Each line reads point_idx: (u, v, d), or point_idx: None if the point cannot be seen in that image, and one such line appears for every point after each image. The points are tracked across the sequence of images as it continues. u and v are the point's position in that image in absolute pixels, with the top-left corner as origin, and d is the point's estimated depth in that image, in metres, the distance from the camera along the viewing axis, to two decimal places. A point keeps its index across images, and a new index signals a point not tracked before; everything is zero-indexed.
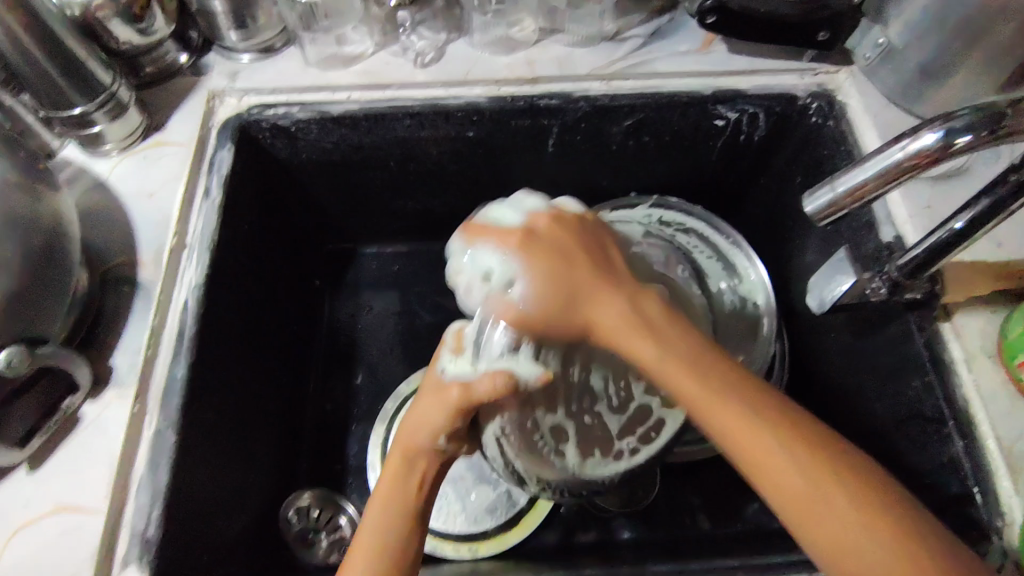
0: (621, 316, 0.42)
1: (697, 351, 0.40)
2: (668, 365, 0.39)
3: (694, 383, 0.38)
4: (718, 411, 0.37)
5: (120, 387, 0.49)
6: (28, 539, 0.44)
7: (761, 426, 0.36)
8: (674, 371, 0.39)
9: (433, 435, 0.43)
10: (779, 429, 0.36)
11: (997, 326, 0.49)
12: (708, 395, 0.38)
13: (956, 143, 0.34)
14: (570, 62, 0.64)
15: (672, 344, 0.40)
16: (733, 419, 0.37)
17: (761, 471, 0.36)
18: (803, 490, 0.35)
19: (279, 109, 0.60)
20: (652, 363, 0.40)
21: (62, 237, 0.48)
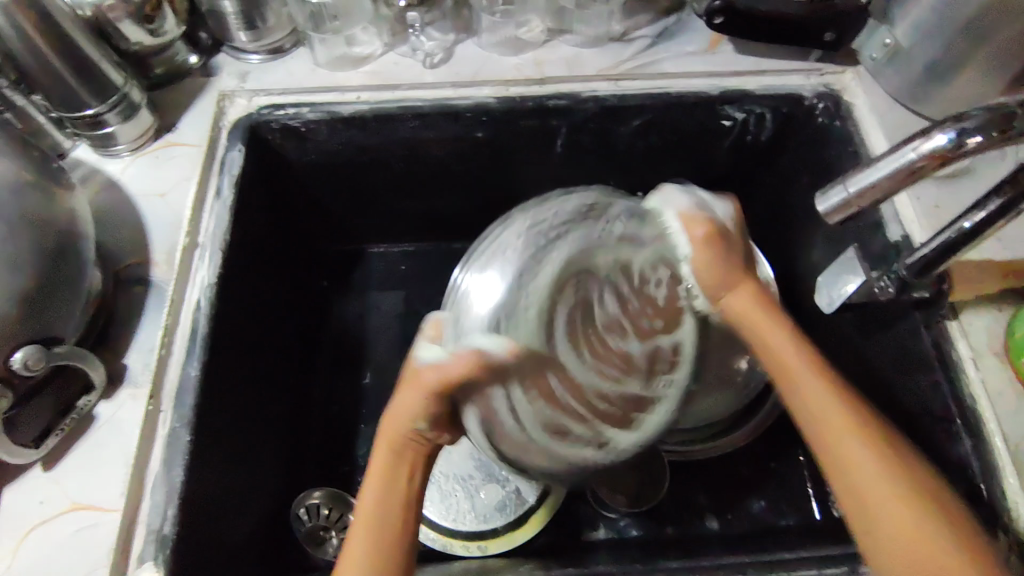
0: (794, 346, 0.43)
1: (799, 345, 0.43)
2: (791, 362, 0.42)
3: (810, 377, 0.41)
4: (822, 401, 0.40)
5: (134, 386, 0.50)
6: (43, 536, 0.44)
7: (852, 427, 0.39)
8: (788, 363, 0.42)
9: (414, 419, 0.41)
10: (873, 441, 0.38)
11: (1003, 326, 0.50)
12: (816, 386, 0.40)
13: (969, 144, 0.35)
14: (578, 62, 0.64)
15: (778, 336, 0.43)
16: (832, 406, 0.40)
17: (843, 466, 0.38)
18: (881, 491, 0.37)
19: (289, 109, 0.60)
20: (781, 367, 0.42)
21: (77, 237, 0.48)
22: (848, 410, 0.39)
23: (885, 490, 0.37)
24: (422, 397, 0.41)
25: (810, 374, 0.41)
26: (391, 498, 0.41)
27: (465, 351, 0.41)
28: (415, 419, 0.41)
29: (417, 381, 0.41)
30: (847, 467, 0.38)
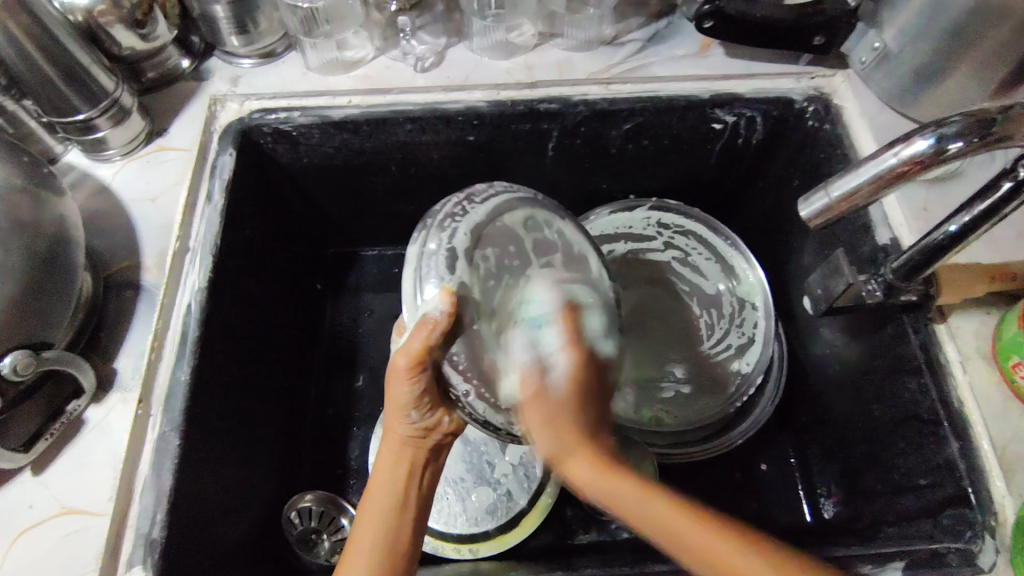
0: (583, 457, 0.39)
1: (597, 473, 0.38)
2: (577, 466, 0.39)
3: (591, 472, 0.38)
4: (616, 490, 0.37)
5: (124, 390, 0.50)
6: (32, 541, 0.45)
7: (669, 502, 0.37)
8: (563, 451, 0.39)
9: (406, 416, 0.44)
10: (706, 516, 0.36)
11: (992, 327, 0.50)
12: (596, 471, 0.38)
13: (948, 150, 0.35)
14: (569, 66, 0.64)
15: (585, 468, 0.39)
16: (622, 483, 0.38)
17: (678, 546, 0.35)
18: (732, 558, 0.34)
19: (280, 113, 0.60)
20: (566, 470, 0.39)
21: (67, 242, 0.48)
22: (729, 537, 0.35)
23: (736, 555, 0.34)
24: (404, 382, 0.42)
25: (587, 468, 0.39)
26: (389, 496, 0.44)
27: (423, 323, 0.40)
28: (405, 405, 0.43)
29: (394, 373, 0.42)
30: (689, 546, 0.35)
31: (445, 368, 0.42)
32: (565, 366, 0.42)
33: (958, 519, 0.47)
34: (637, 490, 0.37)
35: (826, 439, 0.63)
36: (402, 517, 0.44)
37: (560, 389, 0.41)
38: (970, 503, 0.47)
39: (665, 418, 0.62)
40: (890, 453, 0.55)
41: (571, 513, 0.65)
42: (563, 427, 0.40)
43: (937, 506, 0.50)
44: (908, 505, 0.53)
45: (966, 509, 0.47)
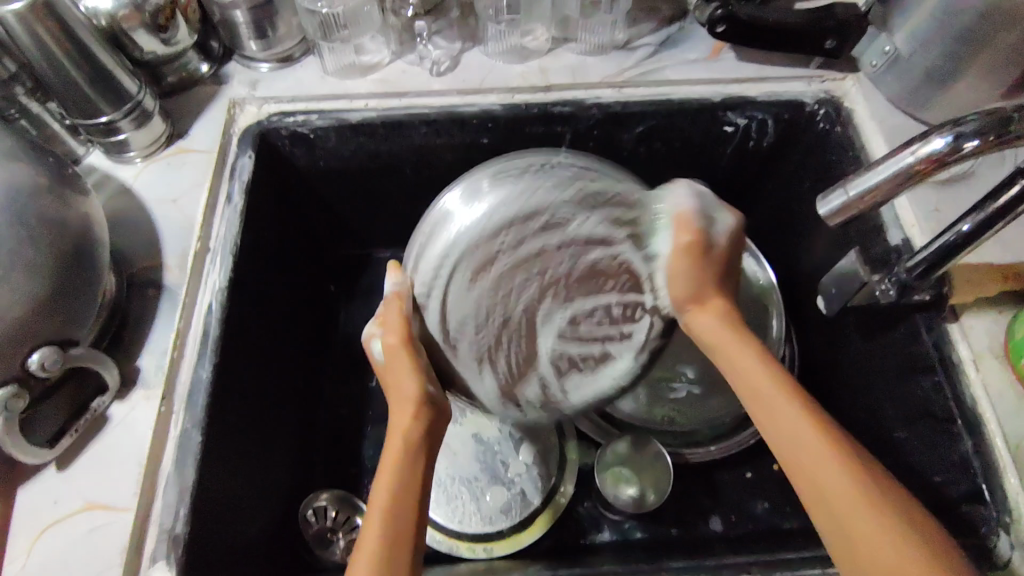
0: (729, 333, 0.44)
1: (743, 342, 0.44)
2: (740, 353, 0.44)
3: (770, 386, 0.41)
4: (787, 414, 0.40)
5: (147, 388, 0.51)
6: (58, 535, 0.45)
7: (826, 441, 0.38)
8: (720, 340, 0.45)
9: (416, 380, 0.44)
10: (861, 467, 0.37)
11: (1004, 327, 0.51)
12: (784, 401, 0.40)
13: (964, 148, 0.36)
14: (582, 70, 0.65)
15: (744, 356, 0.43)
16: (805, 420, 0.39)
17: (796, 454, 0.39)
18: (875, 530, 0.35)
19: (298, 117, 0.61)
20: (738, 380, 0.43)
21: (93, 242, 0.49)
22: (816, 423, 0.39)
23: (871, 523, 0.35)
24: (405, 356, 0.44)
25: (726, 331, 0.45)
26: (413, 483, 0.40)
27: (388, 307, 0.47)
28: (418, 385, 0.43)
29: (394, 355, 0.45)
30: (819, 481, 0.37)
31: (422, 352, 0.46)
32: (676, 233, 0.46)
33: (973, 517, 0.48)
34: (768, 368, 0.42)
35: None
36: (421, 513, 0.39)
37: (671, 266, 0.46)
38: (985, 500, 0.47)
39: (677, 416, 0.66)
40: (904, 452, 0.55)
41: (584, 513, 0.65)
42: (699, 263, 0.46)
43: (952, 504, 0.50)
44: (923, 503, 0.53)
45: (981, 506, 0.47)
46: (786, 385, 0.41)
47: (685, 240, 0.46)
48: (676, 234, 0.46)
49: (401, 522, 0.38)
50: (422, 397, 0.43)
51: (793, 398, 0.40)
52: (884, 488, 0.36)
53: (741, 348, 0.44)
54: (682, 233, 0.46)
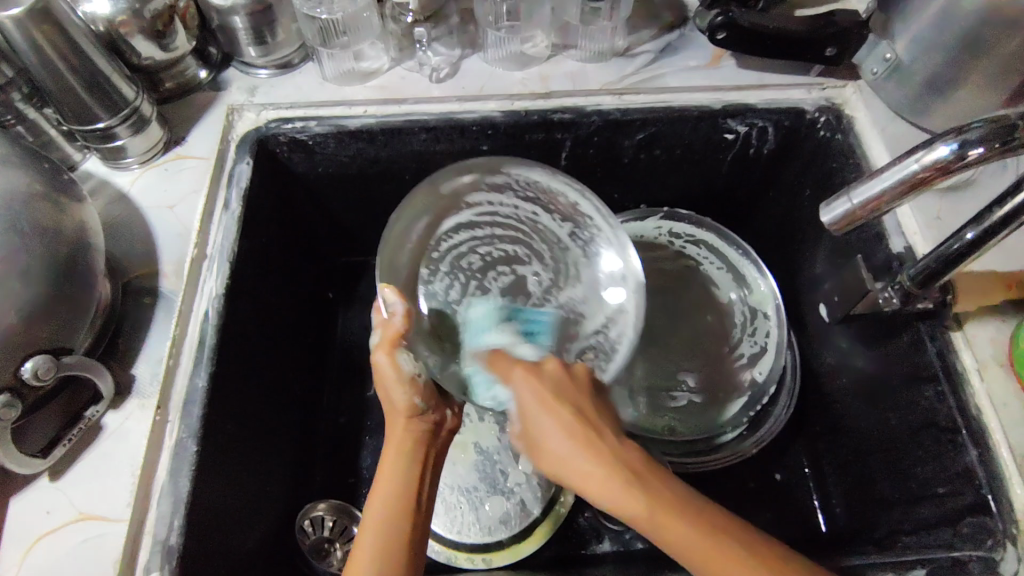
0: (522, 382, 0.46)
1: (562, 439, 0.43)
2: (587, 471, 0.42)
3: (623, 490, 0.40)
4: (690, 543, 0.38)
5: (142, 397, 0.50)
6: (51, 547, 0.44)
7: (695, 529, 0.38)
8: (587, 479, 0.42)
9: (413, 398, 0.47)
10: (744, 559, 0.37)
11: (1006, 336, 0.50)
12: (602, 468, 0.41)
13: (969, 156, 0.35)
14: (583, 77, 0.65)
15: (617, 492, 0.40)
16: (653, 508, 0.39)
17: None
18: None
19: (296, 123, 0.61)
20: (615, 505, 0.41)
21: (88, 248, 0.48)
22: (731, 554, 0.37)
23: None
24: (387, 362, 0.48)
25: (577, 445, 0.43)
26: (399, 501, 0.43)
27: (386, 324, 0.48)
28: (409, 396, 0.47)
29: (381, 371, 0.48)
30: (705, 563, 0.38)
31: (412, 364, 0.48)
32: (524, 401, 0.45)
33: (979, 528, 0.47)
34: (621, 483, 0.41)
35: (841, 448, 0.63)
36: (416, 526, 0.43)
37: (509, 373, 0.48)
38: (991, 511, 0.47)
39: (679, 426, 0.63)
40: (906, 463, 0.54)
41: (584, 523, 0.64)
42: (554, 414, 0.44)
43: (956, 515, 0.50)
44: (926, 514, 0.52)
45: (986, 517, 0.47)
46: (653, 487, 0.40)
47: (521, 371, 0.47)
48: (529, 407, 0.45)
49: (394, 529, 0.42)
50: (412, 409, 0.47)
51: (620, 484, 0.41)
52: (787, 567, 0.37)
53: (622, 493, 0.40)
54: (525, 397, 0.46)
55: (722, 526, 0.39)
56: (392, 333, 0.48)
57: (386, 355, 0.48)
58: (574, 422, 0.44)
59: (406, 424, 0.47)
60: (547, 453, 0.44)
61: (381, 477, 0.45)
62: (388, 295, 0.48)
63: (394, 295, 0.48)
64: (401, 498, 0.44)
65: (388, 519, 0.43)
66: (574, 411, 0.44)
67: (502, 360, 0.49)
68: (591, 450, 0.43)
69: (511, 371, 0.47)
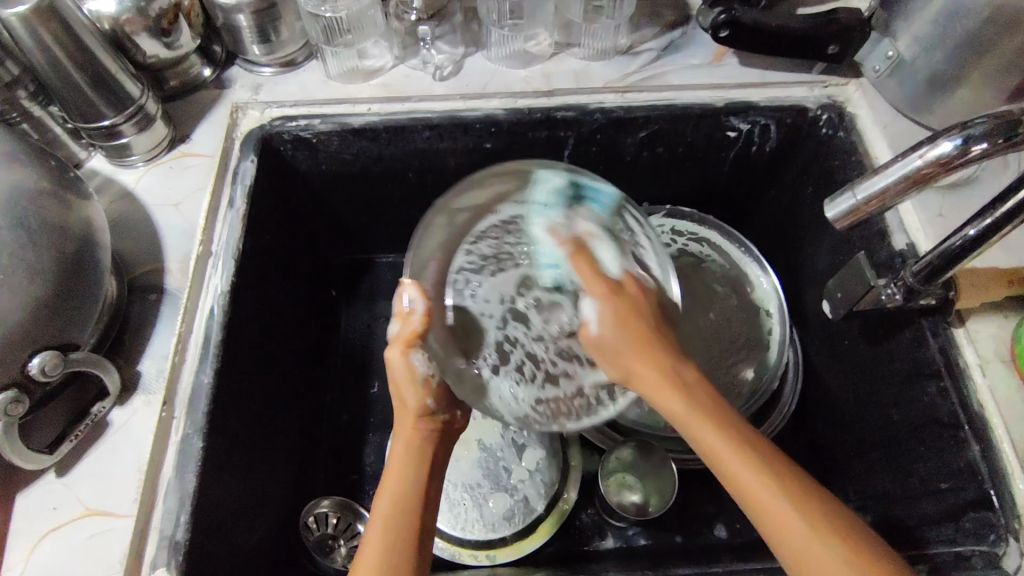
0: (607, 299, 0.47)
1: (677, 369, 0.44)
2: (654, 382, 0.44)
3: (682, 403, 0.43)
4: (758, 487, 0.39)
5: (148, 393, 0.50)
6: (57, 542, 0.45)
7: (741, 448, 0.41)
8: (631, 361, 0.45)
9: (422, 400, 0.47)
10: (781, 478, 0.40)
11: (1009, 332, 0.51)
12: (690, 412, 0.43)
13: (973, 151, 0.35)
14: (586, 75, 0.65)
15: (699, 405, 0.43)
16: (742, 459, 0.40)
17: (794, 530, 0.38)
18: (787, 517, 0.38)
19: (301, 121, 0.61)
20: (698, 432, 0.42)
21: (95, 245, 0.49)
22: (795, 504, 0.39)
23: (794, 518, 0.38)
24: (402, 361, 0.47)
25: (643, 359, 0.45)
26: (409, 499, 0.44)
27: (408, 320, 0.48)
28: (420, 398, 0.47)
29: (395, 370, 0.47)
30: (767, 512, 0.39)
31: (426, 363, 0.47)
32: (601, 321, 0.46)
33: (981, 522, 0.48)
34: (683, 405, 0.43)
35: (844, 445, 0.63)
36: (423, 527, 0.43)
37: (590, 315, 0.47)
38: (993, 505, 0.47)
39: None
40: (908, 459, 0.55)
41: (586, 519, 0.65)
42: (630, 331, 0.45)
43: (958, 510, 0.50)
44: (928, 510, 0.53)
45: (988, 512, 0.47)
46: (696, 399, 0.43)
47: (604, 289, 0.47)
48: (605, 323, 0.46)
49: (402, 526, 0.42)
50: (423, 409, 0.47)
51: (653, 363, 0.45)
52: (806, 490, 0.39)
53: (705, 408, 0.43)
54: (593, 286, 0.48)
55: (790, 476, 0.40)
56: (407, 334, 0.47)
57: (401, 352, 0.47)
58: (642, 333, 0.45)
59: (414, 426, 0.47)
60: (637, 370, 0.45)
61: (389, 476, 0.45)
62: (410, 291, 0.48)
63: (416, 292, 0.48)
64: (411, 499, 0.44)
65: (396, 516, 0.43)
66: (645, 327, 0.46)
67: (586, 254, 0.50)
68: (649, 355, 0.45)
69: (593, 287, 0.48)
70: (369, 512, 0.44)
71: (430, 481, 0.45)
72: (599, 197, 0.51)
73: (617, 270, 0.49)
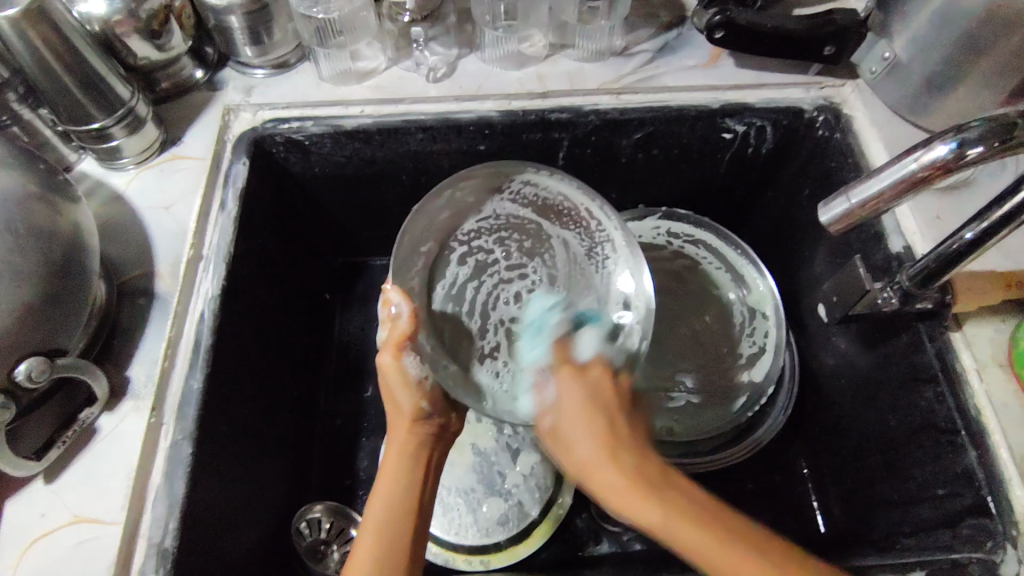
0: (568, 381, 0.46)
1: (604, 448, 0.42)
2: (600, 468, 0.41)
3: (624, 479, 0.40)
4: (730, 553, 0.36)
5: (137, 398, 0.50)
6: (46, 548, 0.44)
7: (706, 524, 0.37)
8: (594, 466, 0.42)
9: (416, 403, 0.48)
10: (750, 545, 0.37)
11: (1006, 336, 0.50)
12: (663, 516, 0.38)
13: (969, 155, 0.35)
14: (580, 77, 0.64)
15: (642, 507, 0.39)
16: (697, 531, 0.37)
17: None
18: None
19: (293, 123, 0.61)
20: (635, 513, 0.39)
21: (83, 250, 0.48)
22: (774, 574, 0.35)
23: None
24: (393, 364, 0.48)
25: (597, 445, 0.42)
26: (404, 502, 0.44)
27: (393, 322, 0.49)
28: (415, 399, 0.48)
29: (388, 373, 0.48)
30: None
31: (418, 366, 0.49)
32: (561, 396, 0.45)
33: (978, 529, 0.47)
34: (638, 496, 0.39)
35: (840, 450, 0.63)
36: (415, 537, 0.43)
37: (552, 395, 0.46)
38: (991, 512, 0.47)
39: (676, 427, 0.62)
40: (905, 464, 0.54)
41: (583, 525, 0.64)
42: (591, 420, 0.43)
43: (955, 516, 0.49)
44: (925, 516, 0.52)
45: (986, 519, 0.47)
46: (653, 503, 0.39)
47: (568, 373, 0.46)
48: (564, 399, 0.45)
49: (394, 538, 0.42)
50: (416, 412, 0.48)
51: (610, 444, 0.42)
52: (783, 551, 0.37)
53: (640, 497, 0.39)
54: (568, 401, 0.45)
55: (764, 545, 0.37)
56: (398, 335, 0.48)
57: (391, 356, 0.48)
58: (604, 424, 0.43)
59: (408, 428, 0.47)
60: (574, 459, 0.43)
61: (382, 479, 0.45)
62: (395, 297, 0.49)
63: (401, 295, 0.48)
64: (407, 502, 0.44)
65: (391, 519, 0.43)
66: (607, 424, 0.43)
67: (566, 347, 0.50)
68: (611, 453, 0.42)
69: (558, 373, 0.47)
70: (363, 515, 0.44)
71: (424, 486, 0.45)
72: (551, 305, 0.56)
73: (594, 353, 0.49)
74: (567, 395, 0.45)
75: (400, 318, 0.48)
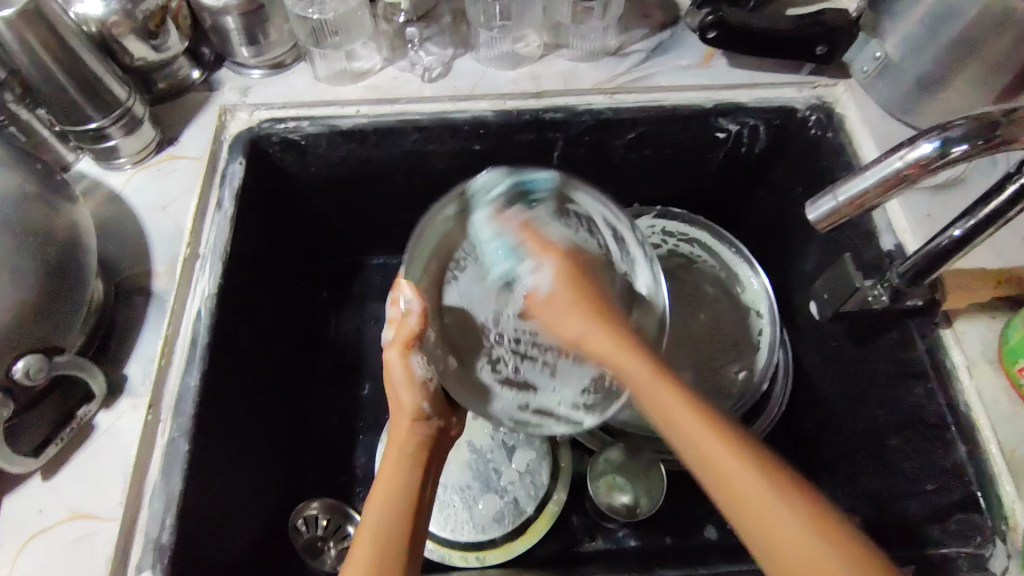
0: (555, 260, 0.50)
1: (604, 312, 0.47)
2: (607, 346, 0.45)
3: (649, 377, 0.42)
4: (735, 472, 0.38)
5: (134, 396, 0.50)
6: (43, 545, 0.45)
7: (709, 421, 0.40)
8: (603, 354, 0.45)
9: (419, 400, 0.48)
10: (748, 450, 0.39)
11: (997, 332, 0.51)
12: (654, 378, 0.42)
13: (953, 152, 0.36)
14: (574, 77, 0.65)
15: (637, 372, 0.43)
16: (698, 419, 0.40)
17: (765, 521, 0.36)
18: (782, 518, 0.36)
19: (289, 123, 0.61)
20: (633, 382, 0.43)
21: (80, 248, 0.49)
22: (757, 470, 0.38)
23: (785, 514, 0.36)
24: (401, 361, 0.48)
25: (600, 330, 0.46)
26: (401, 497, 0.44)
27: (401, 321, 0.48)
28: (417, 400, 0.48)
29: (393, 372, 0.48)
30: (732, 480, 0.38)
31: (423, 363, 0.49)
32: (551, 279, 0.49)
33: (968, 523, 0.48)
34: (642, 371, 0.43)
35: (832, 446, 0.63)
36: (416, 523, 0.44)
37: (546, 273, 0.50)
38: (980, 507, 0.47)
39: None
40: (896, 459, 0.55)
41: (577, 521, 0.64)
42: (579, 292, 0.48)
43: (945, 511, 0.50)
44: (916, 510, 0.53)
45: (975, 514, 0.47)
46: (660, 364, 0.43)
47: (557, 255, 0.50)
48: (558, 280, 0.49)
49: (393, 524, 0.42)
50: (418, 412, 0.48)
51: (605, 324, 0.46)
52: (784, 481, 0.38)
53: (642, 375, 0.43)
54: (549, 255, 0.50)
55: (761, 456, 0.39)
56: (406, 333, 0.48)
57: (398, 353, 0.48)
58: (594, 304, 0.47)
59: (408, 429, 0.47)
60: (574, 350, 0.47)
61: (382, 478, 0.45)
62: (406, 293, 0.48)
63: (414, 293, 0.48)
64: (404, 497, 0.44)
65: (385, 514, 0.43)
66: (596, 296, 0.48)
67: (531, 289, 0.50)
68: (603, 322, 0.46)
69: (546, 251, 0.50)
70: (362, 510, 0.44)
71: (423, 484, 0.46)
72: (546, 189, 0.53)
73: (564, 241, 0.52)
74: (561, 259, 0.50)
75: (409, 316, 0.48)
